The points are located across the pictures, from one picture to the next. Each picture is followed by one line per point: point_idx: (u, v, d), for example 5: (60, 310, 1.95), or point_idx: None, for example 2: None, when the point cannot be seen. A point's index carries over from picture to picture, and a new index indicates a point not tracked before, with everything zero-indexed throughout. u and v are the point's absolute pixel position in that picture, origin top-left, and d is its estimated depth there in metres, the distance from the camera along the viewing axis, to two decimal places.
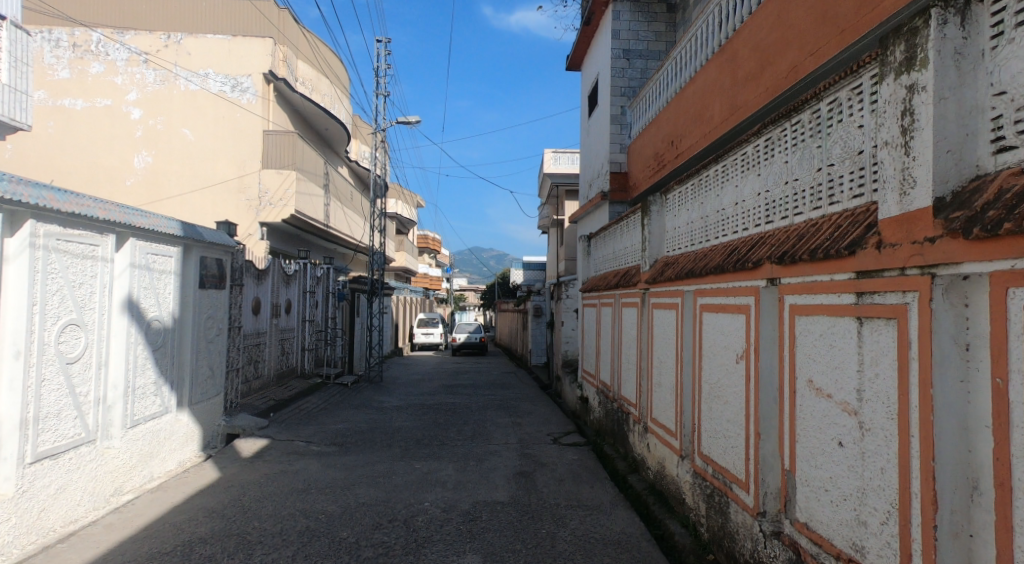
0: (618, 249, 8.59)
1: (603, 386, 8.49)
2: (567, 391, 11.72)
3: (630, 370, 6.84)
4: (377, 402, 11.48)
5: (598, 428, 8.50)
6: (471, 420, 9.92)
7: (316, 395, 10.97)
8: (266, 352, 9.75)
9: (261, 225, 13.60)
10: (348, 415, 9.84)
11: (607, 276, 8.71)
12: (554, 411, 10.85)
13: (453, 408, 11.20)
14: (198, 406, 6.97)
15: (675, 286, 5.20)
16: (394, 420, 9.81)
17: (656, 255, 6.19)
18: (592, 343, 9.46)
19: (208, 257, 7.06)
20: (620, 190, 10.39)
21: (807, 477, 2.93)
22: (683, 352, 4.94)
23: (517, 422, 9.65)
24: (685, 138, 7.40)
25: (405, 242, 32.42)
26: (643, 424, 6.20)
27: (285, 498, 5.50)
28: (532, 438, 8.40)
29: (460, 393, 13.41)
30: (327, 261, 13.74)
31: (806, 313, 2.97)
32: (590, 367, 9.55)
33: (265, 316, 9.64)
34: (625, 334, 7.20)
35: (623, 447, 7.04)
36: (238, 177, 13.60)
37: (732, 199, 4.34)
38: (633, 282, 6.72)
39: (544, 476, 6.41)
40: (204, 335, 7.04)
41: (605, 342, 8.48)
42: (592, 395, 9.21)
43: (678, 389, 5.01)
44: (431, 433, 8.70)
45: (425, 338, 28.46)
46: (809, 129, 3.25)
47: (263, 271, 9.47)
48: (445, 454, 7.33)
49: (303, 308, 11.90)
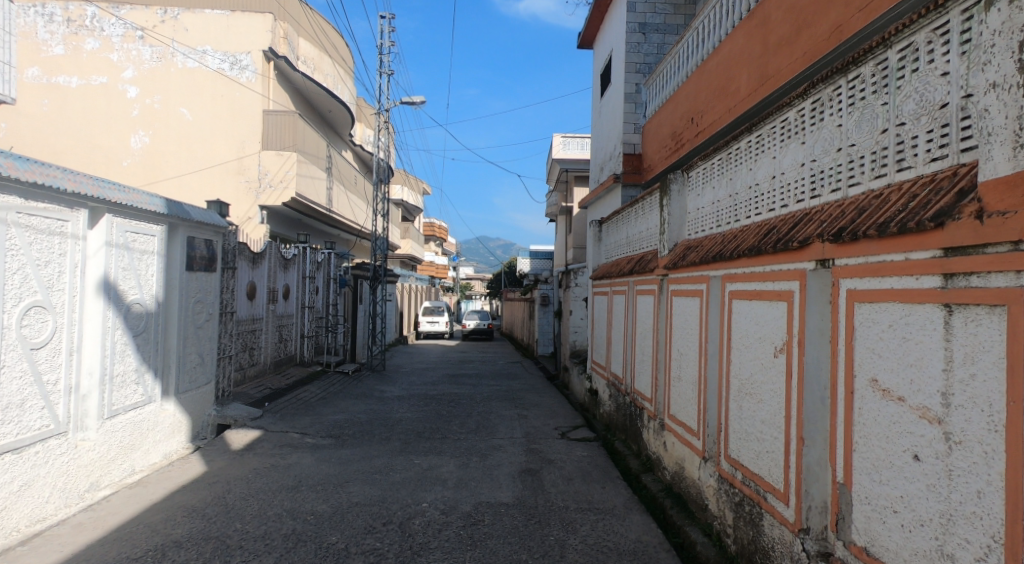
0: (633, 234, 8.12)
1: (615, 378, 8.05)
2: (575, 382, 11.29)
3: (644, 362, 6.40)
4: (377, 392, 11.07)
5: (609, 422, 8.08)
6: (475, 412, 9.51)
7: (314, 383, 10.57)
8: (261, 339, 9.35)
9: (261, 208, 13.27)
10: (347, 405, 9.45)
11: (620, 263, 8.26)
12: (561, 403, 10.41)
13: (457, 399, 10.79)
14: (186, 395, 6.58)
15: (698, 271, 4.74)
16: (394, 411, 9.40)
17: (676, 238, 5.73)
18: (602, 333, 9.02)
19: (196, 237, 6.64)
20: (634, 173, 9.91)
21: (868, 494, 2.47)
22: (707, 343, 4.49)
23: (523, 415, 9.23)
24: (708, 113, 6.89)
25: (411, 229, 31.96)
26: (659, 420, 5.77)
27: (273, 496, 5.10)
28: (539, 431, 7.99)
29: (465, 383, 12.99)
30: (329, 246, 13.32)
31: (869, 300, 2.52)
32: (600, 358, 9.10)
33: (261, 302, 9.24)
34: (640, 323, 6.75)
35: (636, 444, 6.62)
36: (237, 159, 13.20)
37: (768, 172, 3.88)
38: (649, 269, 6.25)
39: (552, 475, 5.98)
40: (191, 320, 6.64)
41: (617, 332, 8.03)
42: (602, 388, 8.78)
43: (702, 384, 4.57)
44: (433, 425, 8.29)
45: (430, 326, 28.04)
46: (871, 84, 2.81)
47: (259, 254, 9.06)
48: (447, 448, 6.93)
49: (303, 294, 11.49)
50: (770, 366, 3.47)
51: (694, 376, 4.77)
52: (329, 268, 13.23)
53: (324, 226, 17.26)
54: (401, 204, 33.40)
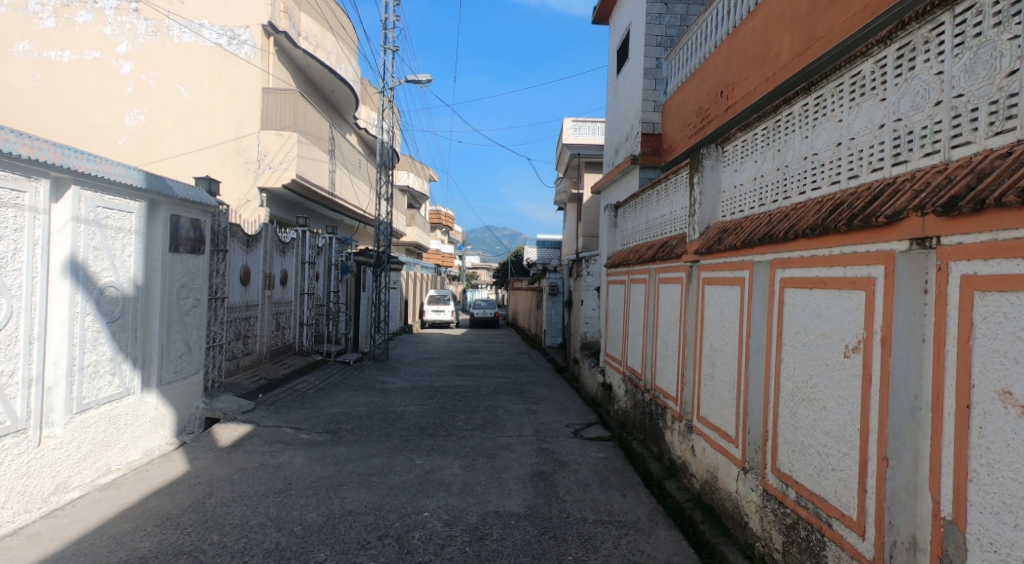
0: (653, 218, 7.57)
1: (632, 374, 7.51)
2: (587, 376, 10.75)
3: (668, 358, 5.86)
4: (379, 384, 10.57)
5: (625, 420, 7.55)
6: (481, 406, 9.00)
7: (312, 374, 10.08)
8: (257, 327, 8.83)
9: (260, 191, 12.87)
10: (347, 397, 8.96)
11: (639, 249, 7.70)
12: (572, 398, 9.87)
13: (462, 392, 10.27)
14: (170, 387, 6.07)
15: (738, 256, 4.21)
16: (396, 405, 8.90)
17: (707, 220, 5.17)
18: (618, 324, 8.48)
19: (182, 216, 6.13)
20: (653, 154, 9.35)
21: (997, 542, 1.94)
22: (749, 339, 3.96)
23: (533, 410, 8.71)
24: (743, 84, 6.32)
25: (416, 216, 31.45)
26: (686, 422, 5.24)
27: (258, 501, 4.59)
28: (550, 429, 7.48)
29: (471, 374, 12.46)
30: (330, 230, 12.77)
31: (999, 288, 1.99)
32: (615, 352, 8.56)
33: (256, 287, 8.73)
34: (662, 314, 6.21)
35: (657, 446, 6.09)
36: (235, 139, 12.71)
37: (830, 138, 3.36)
38: (675, 255, 5.68)
39: (566, 480, 5.46)
40: (176, 306, 6.12)
41: (635, 323, 7.47)
42: (618, 383, 8.24)
43: (741, 385, 4.05)
44: (438, 421, 7.77)
45: (436, 315, 27.53)
46: (992, 16, 2.30)
47: (254, 236, 8.53)
48: (452, 447, 6.41)
49: (302, 280, 10.97)
50: (837, 367, 2.94)
51: (732, 375, 4.23)
52: (330, 253, 12.70)
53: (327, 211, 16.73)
54: (407, 190, 32.82)
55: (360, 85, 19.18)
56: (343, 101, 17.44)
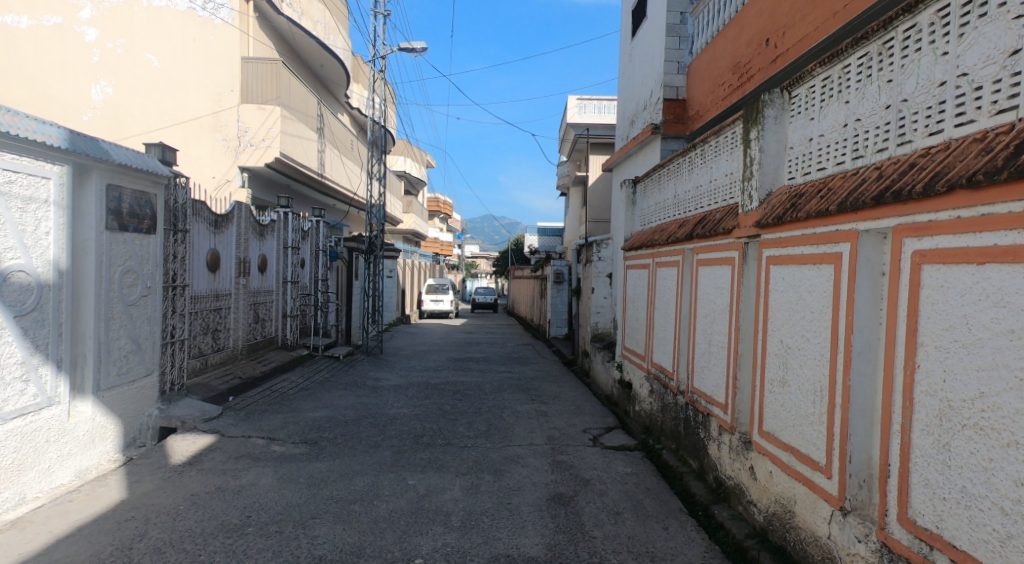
0: (682, 191, 6.55)
1: (659, 371, 6.52)
2: (600, 372, 9.76)
3: (713, 356, 4.87)
4: (370, 381, 9.56)
5: (652, 425, 6.59)
6: (484, 407, 8.01)
7: (296, 371, 9.06)
8: (230, 319, 7.81)
9: (240, 169, 12.11)
10: (333, 398, 7.96)
11: (667, 227, 6.68)
12: (585, 397, 8.87)
13: (463, 390, 9.29)
14: (113, 394, 5.03)
15: (828, 224, 3.21)
16: (389, 406, 7.90)
17: (769, 185, 4.17)
18: (639, 314, 7.50)
19: (123, 186, 5.11)
20: (676, 122, 8.37)
21: None
22: (849, 336, 2.96)
23: (543, 412, 7.73)
24: (798, 27, 5.36)
25: (414, 203, 30.40)
26: (741, 436, 4.27)
27: (202, 544, 3.57)
28: (564, 436, 6.50)
29: (471, 369, 11.47)
30: (317, 213, 11.73)
31: None
32: (636, 347, 7.55)
33: (228, 274, 7.70)
34: (701, 302, 5.22)
35: (698, 460, 5.11)
36: (212, 113, 11.87)
37: (998, 45, 2.33)
38: (724, 230, 4.66)
39: (591, 507, 4.47)
40: (118, 295, 5.08)
41: (663, 313, 6.44)
42: (641, 382, 7.26)
43: (836, 395, 3.05)
44: (435, 427, 6.76)
45: (435, 305, 26.57)
46: None
47: (224, 216, 7.48)
48: (451, 462, 5.41)
49: (284, 267, 9.94)
50: None
51: (820, 382, 3.23)
52: (317, 238, 11.66)
53: (315, 193, 15.65)
54: (404, 176, 31.77)
55: (352, 60, 18.17)
56: (334, 77, 16.36)
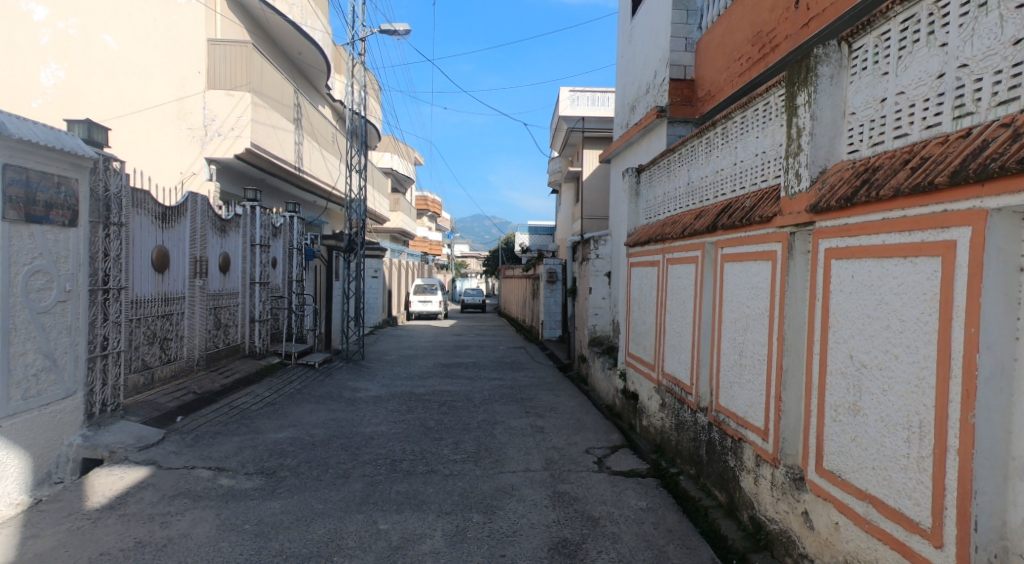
0: (696, 177, 5.72)
1: (673, 384, 5.69)
2: (600, 379, 8.96)
3: (747, 370, 4.05)
4: (348, 392, 8.68)
5: (665, 446, 5.76)
6: (474, 422, 7.17)
7: (263, 382, 8.16)
8: (184, 326, 6.91)
9: (208, 161, 11.14)
10: (302, 414, 7.08)
11: (680, 219, 5.84)
12: (585, 409, 8.06)
13: (450, 401, 8.42)
14: (18, 422, 4.12)
15: (933, 200, 2.35)
16: (365, 422, 7.02)
17: (823, 160, 3.30)
18: (647, 318, 6.70)
19: (31, 166, 4.21)
20: (684, 104, 7.55)
21: None
22: (971, 356, 2.14)
23: (539, 428, 6.90)
24: None
25: (402, 201, 29.48)
26: (790, 471, 3.42)
27: None
28: (564, 459, 5.69)
29: (460, 376, 10.61)
30: (290, 208, 10.85)
31: None
32: (644, 355, 6.72)
33: (180, 274, 6.82)
34: (728, 305, 4.40)
35: (726, 493, 4.28)
36: (176, 100, 10.98)
37: None
38: (761, 218, 3.82)
39: (603, 559, 3.64)
40: (22, 300, 4.17)
41: (678, 316, 5.61)
42: (650, 395, 6.43)
43: (949, 434, 2.21)
44: (417, 449, 5.88)
45: (423, 306, 25.68)
46: None
47: (173, 209, 6.57)
48: (432, 498, 4.56)
49: (252, 267, 9.04)
50: None
51: (918, 415, 2.36)
52: (290, 235, 10.82)
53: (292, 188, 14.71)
54: (391, 173, 30.85)
55: (333, 48, 17.18)
56: (313, 65, 15.40)
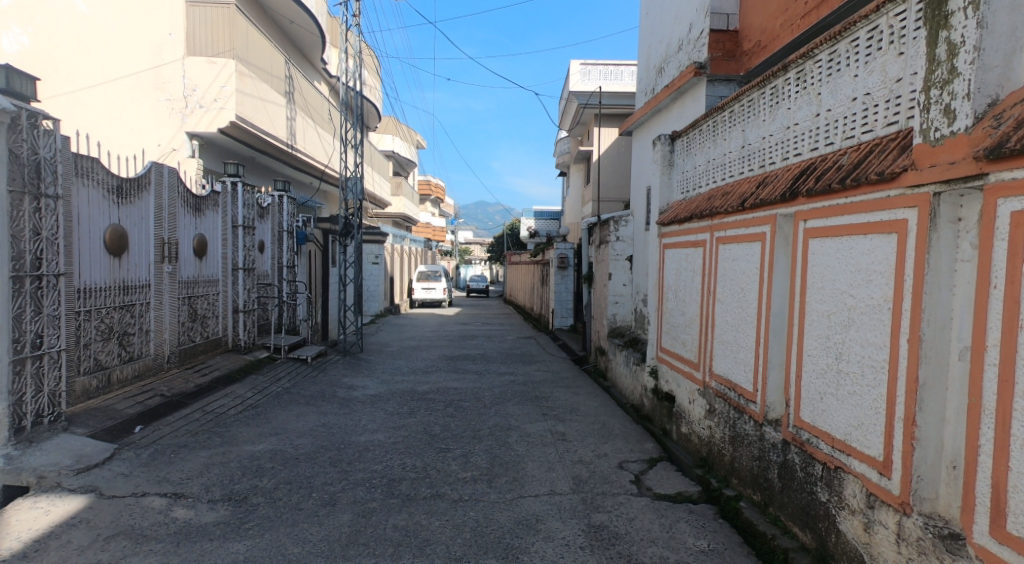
0: (755, 138, 4.74)
1: (725, 388, 4.75)
2: (624, 376, 8.03)
3: (848, 380, 3.07)
4: (342, 391, 7.75)
5: (715, 462, 4.83)
6: (484, 426, 6.25)
7: (247, 381, 7.26)
8: (149, 318, 6.04)
9: (189, 136, 10.47)
10: (288, 418, 6.18)
11: (734, 190, 4.89)
12: (609, 410, 7.15)
13: (456, 401, 7.51)
14: None
15: None
16: (360, 427, 6.12)
17: (993, 88, 2.32)
18: (687, 307, 5.75)
19: None
20: (726, 59, 6.65)
21: None
22: None
23: (560, 435, 5.99)
24: None
25: (404, 184, 28.46)
26: (931, 524, 2.50)
27: None
28: (594, 476, 4.79)
29: (467, 371, 9.69)
30: (280, 187, 9.96)
31: None
32: (683, 351, 5.78)
33: (143, 259, 5.94)
34: (815, 294, 3.43)
35: (812, 533, 3.35)
36: (152, 68, 10.25)
37: None
38: (876, 177, 2.85)
39: None
40: None
41: (733, 306, 4.66)
42: (692, 398, 5.50)
43: None
44: (420, 466, 4.94)
45: (426, 294, 24.74)
46: None
47: (128, 182, 5.64)
48: (439, 535, 3.66)
49: (234, 251, 8.13)
50: None
51: None
52: (280, 216, 9.86)
53: (284, 168, 13.79)
54: (392, 156, 29.75)
55: (327, 17, 16.12)
56: (306, 36, 14.42)
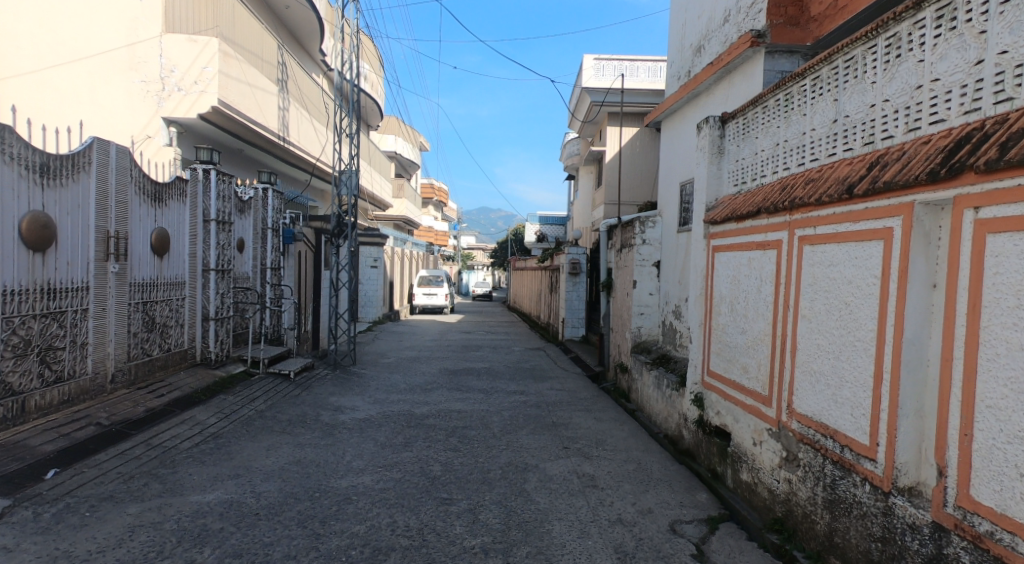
0: (858, 107, 3.68)
1: (813, 432, 3.65)
2: (654, 401, 6.91)
3: None
4: (327, 415, 6.60)
5: (798, 528, 3.70)
6: (494, 466, 5.11)
7: (214, 402, 6.15)
8: (86, 329, 4.94)
9: (165, 121, 9.40)
10: (254, 453, 5.04)
11: (825, 175, 3.83)
12: (643, 445, 6.01)
13: (460, 428, 6.36)
14: None
15: None
16: (341, 465, 4.98)
17: None
18: (749, 323, 4.65)
19: None
20: (789, 25, 5.62)
21: None
22: None
23: (588, 479, 4.85)
24: None
25: (406, 186, 27.38)
26: None
27: None
28: (643, 546, 3.67)
29: (472, 388, 8.55)
30: (266, 178, 8.90)
31: None
32: (744, 379, 4.67)
33: (79, 255, 4.84)
34: (1005, 319, 2.33)
35: None
36: (126, 46, 9.17)
37: None
38: None
39: None
40: None
41: (828, 325, 3.53)
42: (758, 439, 4.36)
43: None
44: (414, 528, 3.80)
45: (427, 299, 23.61)
46: None
47: (56, 159, 4.55)
48: None
49: (206, 249, 7.04)
50: None
51: None
52: (264, 212, 8.79)
53: (272, 160, 12.72)
54: (394, 157, 28.65)
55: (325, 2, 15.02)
56: (303, 24, 13.42)
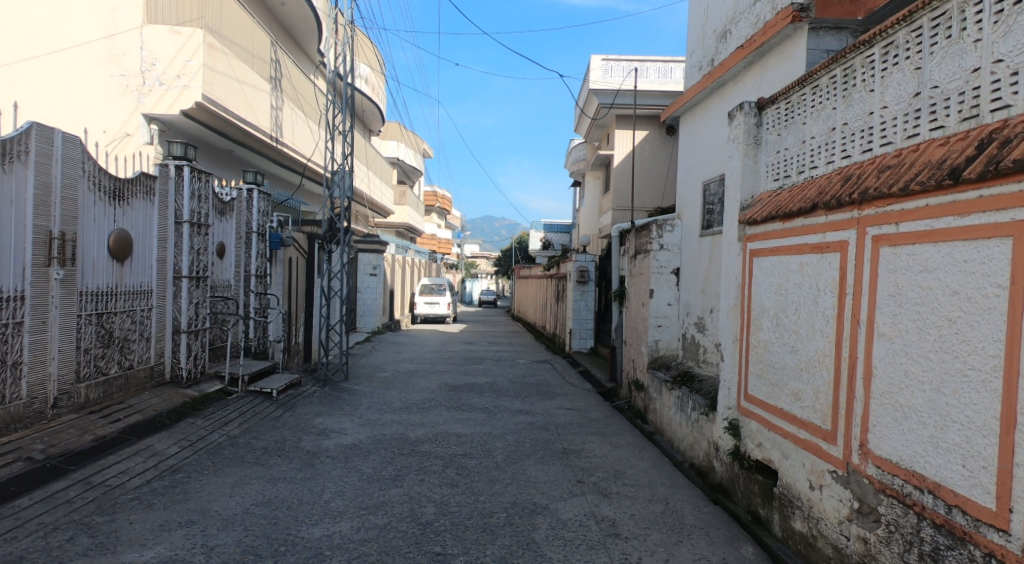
0: (953, 74, 2.94)
1: (898, 481, 2.89)
2: (677, 424, 6.14)
3: None
4: (309, 440, 5.84)
5: None
6: (497, 507, 4.33)
7: (180, 427, 5.42)
8: (18, 346, 4.23)
9: (145, 118, 8.74)
10: (214, 490, 4.29)
11: (908, 159, 3.09)
12: (669, 479, 5.23)
13: (458, 457, 5.59)
14: None
15: None
16: (316, 507, 4.21)
17: None
18: (803, 340, 3.88)
19: None
20: None
21: None
22: None
23: (609, 525, 4.09)
24: None
25: (408, 193, 26.75)
26: None
27: None
28: None
29: (474, 407, 7.79)
30: (251, 178, 8.20)
31: None
32: (796, 407, 3.89)
33: (10, 260, 4.14)
34: None
35: None
36: (104, 38, 8.51)
37: None
38: None
39: None
40: None
41: (922, 347, 2.76)
42: (817, 482, 3.58)
43: None
44: None
45: (429, 309, 22.92)
46: None
47: None
48: None
49: (178, 254, 6.32)
50: None
51: None
52: (248, 215, 8.09)
53: (262, 161, 12.03)
54: (396, 162, 28.04)
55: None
56: (298, 20, 12.77)
